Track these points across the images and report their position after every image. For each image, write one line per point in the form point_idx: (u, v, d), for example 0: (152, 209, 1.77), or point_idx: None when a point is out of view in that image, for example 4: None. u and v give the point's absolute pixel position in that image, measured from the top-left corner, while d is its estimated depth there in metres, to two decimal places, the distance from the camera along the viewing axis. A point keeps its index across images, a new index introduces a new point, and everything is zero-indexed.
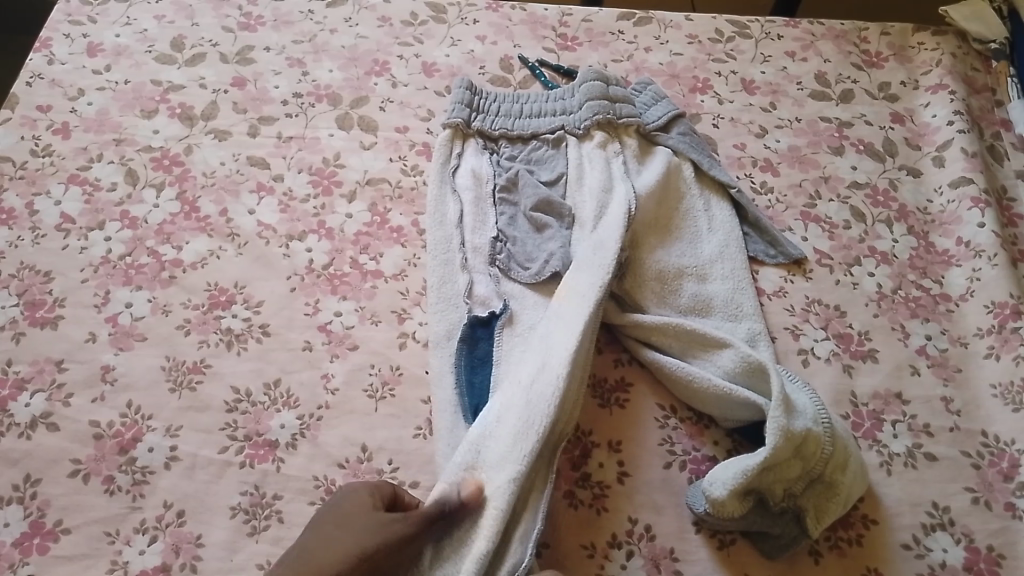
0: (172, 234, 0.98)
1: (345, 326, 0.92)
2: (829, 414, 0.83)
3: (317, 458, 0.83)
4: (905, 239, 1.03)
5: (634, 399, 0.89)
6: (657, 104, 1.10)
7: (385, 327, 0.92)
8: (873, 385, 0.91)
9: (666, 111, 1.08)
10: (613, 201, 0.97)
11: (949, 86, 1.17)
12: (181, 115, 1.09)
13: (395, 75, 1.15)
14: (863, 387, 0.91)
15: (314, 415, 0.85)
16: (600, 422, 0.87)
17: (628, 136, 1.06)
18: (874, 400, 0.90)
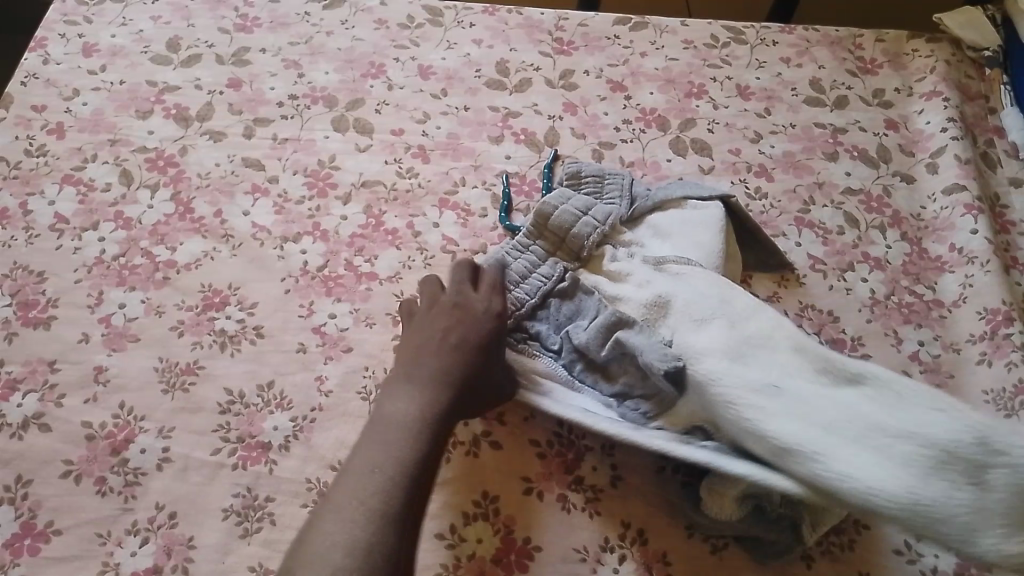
0: (166, 235, 0.98)
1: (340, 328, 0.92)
2: None
3: (311, 461, 0.83)
4: (898, 245, 1.03)
5: None
6: (606, 185, 0.99)
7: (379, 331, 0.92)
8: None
9: (621, 190, 0.98)
10: (691, 286, 0.86)
11: (943, 94, 1.17)
12: (177, 116, 1.09)
13: (392, 78, 1.15)
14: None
15: (306, 417, 0.85)
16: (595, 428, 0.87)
17: (619, 233, 0.96)
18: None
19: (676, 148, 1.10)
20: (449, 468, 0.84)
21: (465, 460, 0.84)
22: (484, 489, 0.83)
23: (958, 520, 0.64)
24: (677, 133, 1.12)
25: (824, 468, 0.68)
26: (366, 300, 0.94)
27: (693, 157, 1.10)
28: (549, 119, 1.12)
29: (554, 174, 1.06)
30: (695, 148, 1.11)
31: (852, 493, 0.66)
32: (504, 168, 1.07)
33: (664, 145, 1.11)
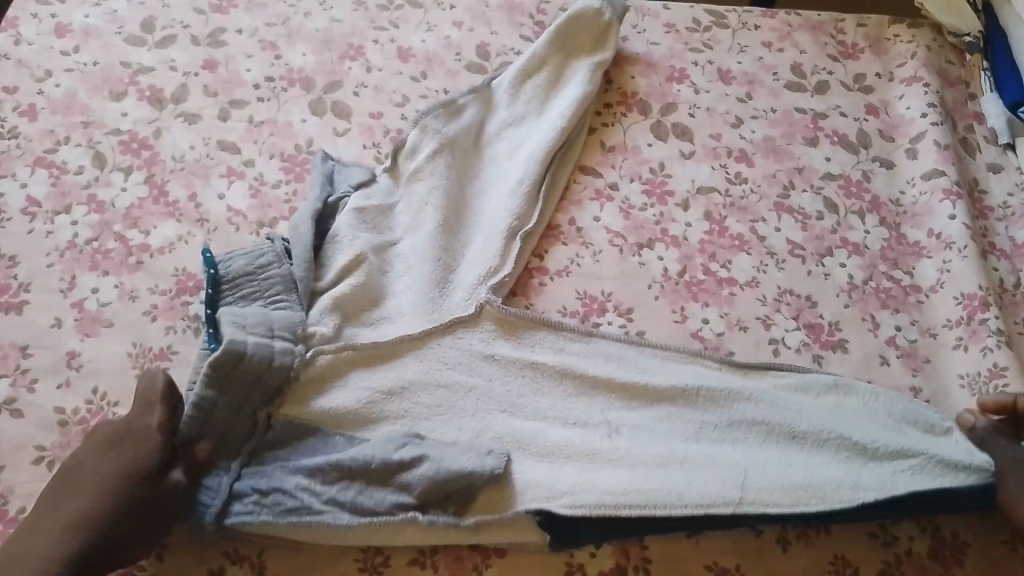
0: (140, 219, 0.96)
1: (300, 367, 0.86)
2: (809, 456, 0.84)
3: (269, 458, 0.81)
4: (877, 231, 1.04)
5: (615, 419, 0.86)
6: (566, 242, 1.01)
7: (346, 379, 0.87)
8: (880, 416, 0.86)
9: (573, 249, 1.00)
10: (512, 177, 1.04)
11: (923, 79, 1.18)
12: (151, 98, 1.07)
13: (370, 60, 1.14)
14: (857, 412, 0.86)
15: (267, 424, 0.82)
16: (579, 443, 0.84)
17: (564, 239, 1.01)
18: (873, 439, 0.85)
19: (656, 133, 1.11)
20: (413, 481, 0.79)
21: (431, 475, 0.78)
22: (457, 480, 0.79)
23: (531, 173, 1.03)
24: (658, 118, 1.13)
25: (519, 152, 1.07)
26: (329, 331, 0.88)
27: (674, 142, 1.10)
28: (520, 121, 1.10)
29: (512, 199, 1.01)
30: (676, 133, 1.11)
31: (551, 143, 1.05)
32: (481, 172, 1.06)
33: (645, 129, 1.11)
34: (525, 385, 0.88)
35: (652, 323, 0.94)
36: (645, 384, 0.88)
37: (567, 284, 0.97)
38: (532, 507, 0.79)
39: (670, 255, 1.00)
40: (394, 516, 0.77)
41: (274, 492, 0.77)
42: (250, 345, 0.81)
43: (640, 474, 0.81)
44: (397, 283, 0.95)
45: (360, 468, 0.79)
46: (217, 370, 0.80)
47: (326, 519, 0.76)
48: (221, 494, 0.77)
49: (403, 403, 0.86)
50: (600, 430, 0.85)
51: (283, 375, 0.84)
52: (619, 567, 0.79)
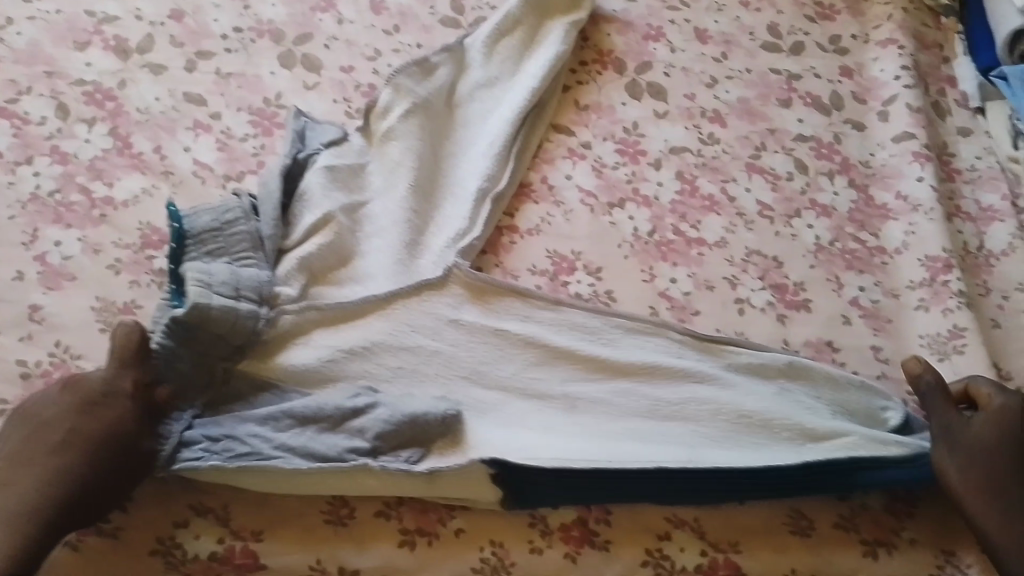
0: (104, 171, 0.95)
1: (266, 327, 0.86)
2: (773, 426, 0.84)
3: (226, 408, 0.82)
4: (846, 193, 1.04)
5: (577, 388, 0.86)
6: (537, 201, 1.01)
7: (310, 342, 0.87)
8: (825, 399, 0.86)
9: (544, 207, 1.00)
10: (486, 139, 1.04)
11: (899, 42, 1.17)
12: (116, 48, 1.05)
13: (341, 12, 1.12)
14: (804, 394, 0.86)
15: (225, 377, 0.83)
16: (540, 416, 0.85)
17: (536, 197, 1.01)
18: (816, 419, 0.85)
19: (631, 92, 1.10)
20: (367, 425, 0.80)
21: (387, 418, 0.80)
22: (406, 449, 0.80)
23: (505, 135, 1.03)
24: (633, 76, 1.12)
25: (493, 114, 1.06)
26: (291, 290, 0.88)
27: (648, 102, 1.10)
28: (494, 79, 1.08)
29: (486, 161, 1.01)
30: (650, 92, 1.10)
31: (525, 105, 1.05)
32: (455, 131, 1.05)
33: (619, 87, 1.11)
34: (488, 353, 0.88)
35: (620, 282, 0.95)
36: (607, 357, 0.87)
37: (537, 242, 0.97)
38: (487, 457, 0.79)
39: (640, 214, 1.00)
40: (344, 462, 0.77)
41: (226, 439, 0.78)
42: (215, 303, 0.81)
43: (586, 447, 0.81)
44: (365, 244, 0.94)
45: (313, 415, 0.80)
46: (180, 326, 0.80)
47: (277, 463, 0.77)
48: (172, 441, 0.77)
49: (365, 363, 0.86)
50: (558, 404, 0.85)
51: (247, 334, 0.83)
52: (580, 520, 0.80)
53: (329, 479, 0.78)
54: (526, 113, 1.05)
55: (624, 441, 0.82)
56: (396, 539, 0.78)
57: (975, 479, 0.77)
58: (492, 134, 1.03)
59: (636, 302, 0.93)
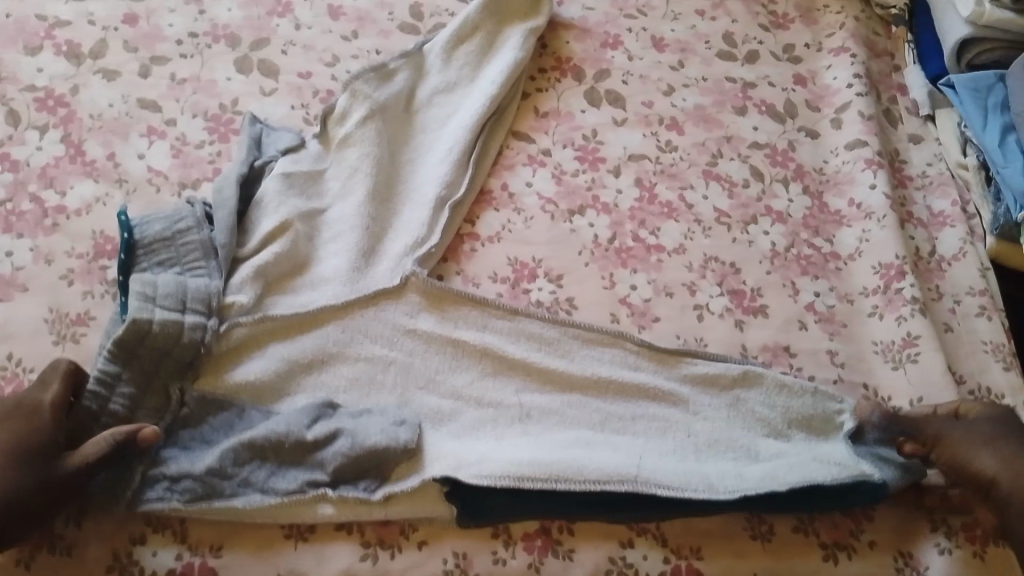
0: (56, 179, 0.93)
1: (215, 340, 0.85)
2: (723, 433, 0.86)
3: (185, 438, 0.80)
4: (800, 199, 1.06)
5: (531, 397, 0.87)
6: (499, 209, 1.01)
7: (265, 355, 0.86)
8: (782, 409, 0.87)
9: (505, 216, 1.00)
10: (444, 145, 1.04)
11: (850, 50, 1.20)
12: (68, 53, 1.03)
13: (299, 17, 1.11)
14: (760, 405, 0.88)
15: (180, 399, 0.81)
16: (495, 426, 0.85)
17: (496, 204, 1.01)
18: (768, 432, 0.87)
19: (590, 99, 1.11)
20: (328, 458, 0.79)
21: (347, 450, 0.79)
22: (364, 478, 0.80)
23: (463, 143, 1.03)
24: (592, 84, 1.13)
25: (451, 121, 1.06)
26: (246, 299, 0.87)
27: (607, 109, 1.11)
28: (452, 86, 1.08)
29: (446, 168, 1.01)
30: (609, 99, 1.11)
31: (482, 111, 1.05)
32: (414, 138, 1.05)
33: (578, 95, 1.12)
34: (444, 362, 0.88)
35: (581, 289, 0.96)
36: (560, 369, 0.88)
37: (498, 250, 0.98)
38: (440, 473, 0.79)
39: (600, 221, 1.01)
40: (305, 493, 0.78)
41: (185, 477, 0.77)
42: (156, 319, 0.80)
43: (542, 452, 0.81)
44: (321, 253, 0.94)
45: (273, 446, 0.79)
46: (123, 347, 0.79)
47: (238, 502, 0.76)
48: (135, 481, 0.76)
49: (321, 374, 0.86)
50: (512, 413, 0.86)
51: (195, 350, 0.82)
52: (543, 529, 0.80)
53: (290, 509, 0.77)
54: (485, 119, 1.05)
55: (580, 448, 0.83)
56: (356, 551, 0.77)
57: (998, 456, 0.78)
58: (451, 140, 1.04)
59: (596, 308, 0.94)
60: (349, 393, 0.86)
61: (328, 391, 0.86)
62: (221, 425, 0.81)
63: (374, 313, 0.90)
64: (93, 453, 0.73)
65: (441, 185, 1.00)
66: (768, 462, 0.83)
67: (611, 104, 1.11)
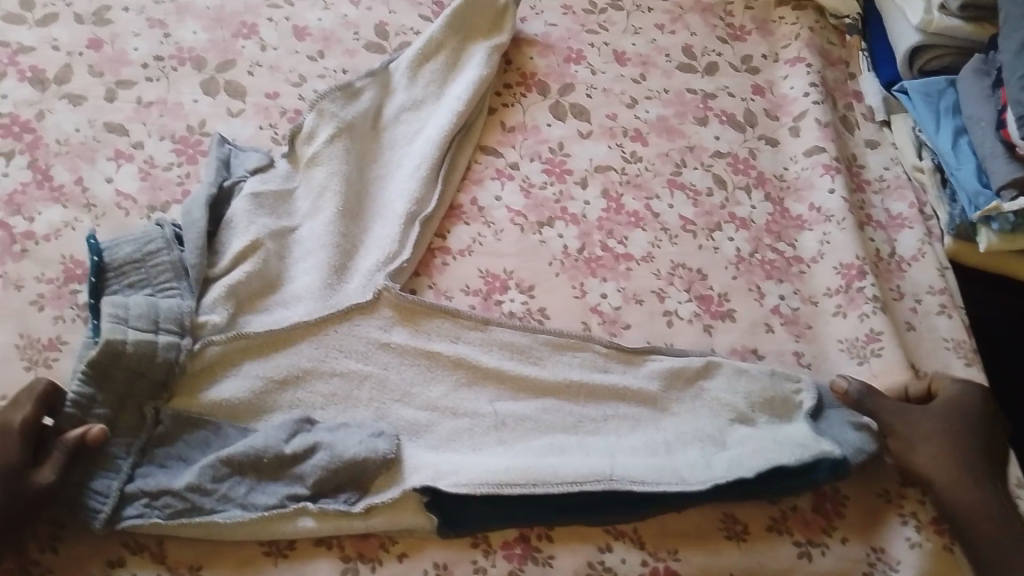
0: (23, 205, 0.93)
1: (188, 359, 0.84)
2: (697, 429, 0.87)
3: (162, 456, 0.80)
4: (763, 206, 1.09)
5: (506, 406, 0.88)
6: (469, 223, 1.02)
7: (239, 375, 0.86)
8: (743, 393, 0.89)
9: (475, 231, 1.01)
10: (412, 161, 1.05)
11: (806, 60, 1.23)
12: (32, 78, 1.03)
13: (264, 38, 1.12)
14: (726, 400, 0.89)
15: (156, 420, 0.81)
16: (471, 436, 0.86)
17: (466, 218, 1.03)
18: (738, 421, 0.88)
19: (555, 113, 1.13)
20: (308, 471, 0.80)
21: (326, 463, 0.80)
22: (344, 491, 0.80)
23: (431, 158, 1.04)
24: (556, 98, 1.15)
25: (418, 137, 1.07)
26: (217, 318, 0.87)
27: (571, 122, 1.13)
28: (419, 104, 1.10)
29: (415, 183, 1.02)
30: (574, 112, 1.14)
31: (449, 126, 1.06)
32: (384, 156, 1.07)
33: (543, 109, 1.14)
34: (418, 374, 0.89)
35: (551, 298, 0.97)
36: (533, 377, 0.89)
37: (469, 262, 0.99)
38: (419, 484, 0.80)
39: (569, 232, 1.03)
40: (285, 507, 0.78)
41: (164, 493, 0.77)
42: (130, 339, 0.80)
43: (517, 460, 0.83)
44: (292, 272, 0.95)
45: (251, 462, 0.79)
46: (96, 369, 0.79)
47: (217, 518, 0.76)
48: (112, 498, 0.76)
49: (298, 391, 0.87)
50: (487, 422, 0.87)
51: (168, 369, 0.82)
52: (522, 537, 0.81)
53: (269, 523, 0.77)
54: (453, 134, 1.07)
55: (555, 454, 0.84)
56: (337, 566, 0.77)
57: (938, 452, 0.84)
58: (420, 155, 1.05)
59: (568, 317, 0.96)
60: (326, 408, 0.86)
61: (305, 408, 0.86)
62: (197, 443, 0.81)
63: (348, 327, 0.91)
64: (56, 462, 0.74)
65: (411, 200, 1.01)
66: (735, 449, 0.85)
67: (576, 118, 1.13)
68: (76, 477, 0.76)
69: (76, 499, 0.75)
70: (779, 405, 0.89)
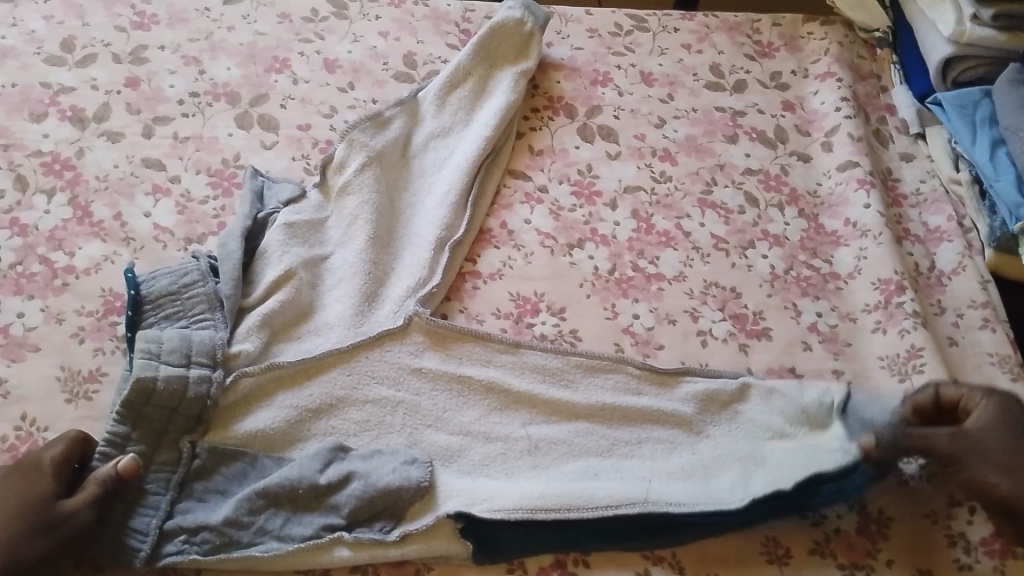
0: (64, 240, 0.95)
1: (222, 392, 0.85)
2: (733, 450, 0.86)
3: (200, 490, 0.81)
4: (796, 222, 1.08)
5: (540, 430, 0.87)
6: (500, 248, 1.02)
7: (274, 406, 0.87)
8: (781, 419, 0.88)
9: (506, 256, 1.01)
10: (441, 187, 1.06)
11: (836, 74, 1.22)
12: (73, 118, 1.06)
13: (296, 72, 1.14)
14: (763, 422, 0.88)
15: (191, 453, 0.82)
16: (505, 462, 0.85)
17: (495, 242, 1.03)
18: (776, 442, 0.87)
19: (583, 135, 1.14)
20: (343, 500, 0.80)
21: (361, 492, 0.80)
22: (379, 520, 0.80)
23: (460, 184, 1.05)
24: (584, 121, 1.15)
25: (447, 164, 1.08)
26: (251, 348, 0.88)
27: (600, 144, 1.13)
28: (448, 131, 1.11)
29: (445, 210, 1.03)
30: (602, 134, 1.14)
31: (477, 152, 1.07)
32: (414, 183, 1.07)
33: (571, 132, 1.14)
34: (451, 399, 0.89)
35: (582, 320, 0.97)
36: (565, 399, 0.89)
37: (499, 286, 0.99)
38: (453, 511, 0.80)
39: (600, 253, 1.02)
40: (321, 538, 0.78)
41: (202, 528, 0.77)
42: (160, 376, 0.81)
43: (552, 485, 0.82)
44: (325, 301, 0.95)
45: (287, 493, 0.80)
46: (131, 408, 0.80)
47: (255, 551, 0.77)
48: (151, 537, 0.76)
49: (331, 419, 0.87)
50: (520, 446, 0.86)
51: (202, 403, 0.83)
52: (558, 562, 0.80)
53: (306, 555, 0.78)
54: (481, 160, 1.07)
55: (589, 478, 0.83)
56: None
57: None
58: (449, 182, 1.06)
59: (600, 339, 0.95)
60: (360, 435, 0.86)
61: (339, 435, 0.86)
62: (234, 475, 0.82)
63: (381, 353, 0.91)
64: (91, 491, 0.74)
65: (441, 226, 1.01)
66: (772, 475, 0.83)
67: (604, 140, 1.13)
68: (116, 517, 0.76)
69: (116, 539, 0.76)
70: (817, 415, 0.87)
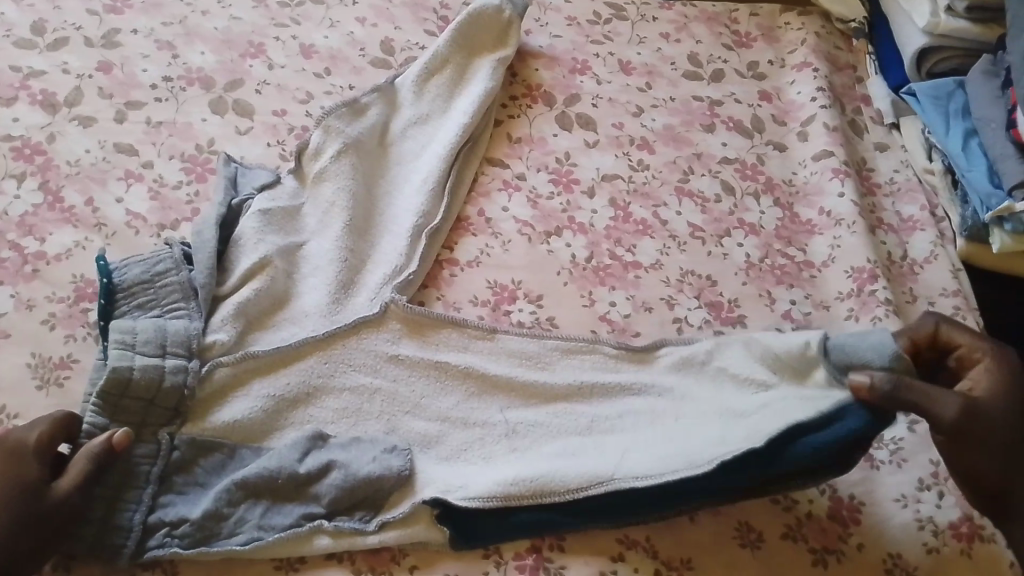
0: (35, 226, 0.94)
1: (198, 383, 0.85)
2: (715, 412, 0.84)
3: (179, 483, 0.80)
4: (772, 211, 1.08)
5: (518, 416, 0.88)
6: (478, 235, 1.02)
7: (251, 395, 0.86)
8: None
9: (484, 244, 1.01)
10: (418, 175, 1.05)
11: (813, 65, 1.23)
12: (43, 102, 1.04)
13: (272, 58, 1.13)
14: None
15: (169, 444, 0.81)
16: (483, 448, 0.86)
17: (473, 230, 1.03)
18: None
19: (561, 123, 1.14)
20: (323, 490, 0.80)
21: (341, 482, 0.80)
22: (360, 509, 0.80)
23: (437, 172, 1.04)
24: (562, 109, 1.15)
25: (425, 152, 1.08)
26: (227, 338, 0.87)
27: (578, 132, 1.13)
28: (425, 118, 1.10)
29: (422, 198, 1.02)
30: (580, 123, 1.14)
31: (455, 140, 1.07)
32: (391, 170, 1.07)
33: (550, 120, 1.14)
34: (428, 385, 0.89)
35: (560, 308, 0.97)
36: (542, 385, 0.89)
37: (477, 273, 0.99)
38: (431, 497, 0.80)
39: (577, 242, 1.03)
40: (302, 527, 0.78)
41: (184, 523, 0.77)
42: (136, 366, 0.80)
43: (528, 467, 0.82)
44: (301, 288, 0.95)
45: (266, 484, 0.79)
46: (107, 401, 0.79)
47: (235, 544, 0.76)
48: (136, 532, 0.75)
49: (309, 407, 0.87)
50: (498, 431, 0.86)
51: (177, 395, 0.82)
52: (534, 547, 0.80)
53: (288, 545, 0.77)
54: (459, 148, 1.07)
55: (565, 456, 0.83)
56: None
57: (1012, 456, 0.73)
58: (426, 170, 1.05)
59: (577, 327, 0.95)
60: (338, 422, 0.86)
61: (317, 423, 0.86)
62: (213, 467, 0.82)
63: (358, 340, 0.91)
64: (80, 475, 0.73)
65: (418, 214, 1.01)
66: None
67: (582, 128, 1.13)
68: (99, 513, 0.75)
69: (98, 534, 0.75)
70: (797, 370, 0.84)
